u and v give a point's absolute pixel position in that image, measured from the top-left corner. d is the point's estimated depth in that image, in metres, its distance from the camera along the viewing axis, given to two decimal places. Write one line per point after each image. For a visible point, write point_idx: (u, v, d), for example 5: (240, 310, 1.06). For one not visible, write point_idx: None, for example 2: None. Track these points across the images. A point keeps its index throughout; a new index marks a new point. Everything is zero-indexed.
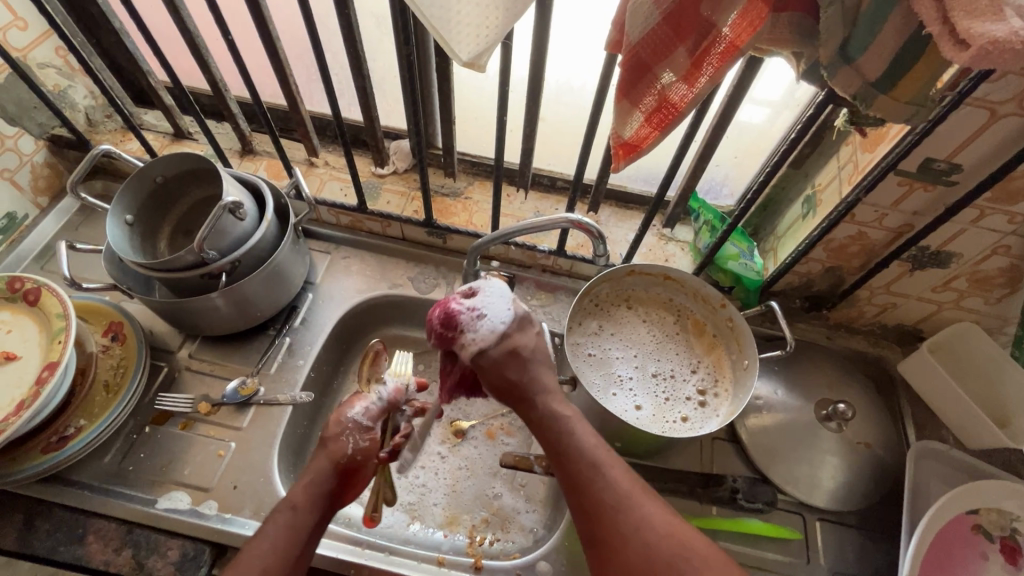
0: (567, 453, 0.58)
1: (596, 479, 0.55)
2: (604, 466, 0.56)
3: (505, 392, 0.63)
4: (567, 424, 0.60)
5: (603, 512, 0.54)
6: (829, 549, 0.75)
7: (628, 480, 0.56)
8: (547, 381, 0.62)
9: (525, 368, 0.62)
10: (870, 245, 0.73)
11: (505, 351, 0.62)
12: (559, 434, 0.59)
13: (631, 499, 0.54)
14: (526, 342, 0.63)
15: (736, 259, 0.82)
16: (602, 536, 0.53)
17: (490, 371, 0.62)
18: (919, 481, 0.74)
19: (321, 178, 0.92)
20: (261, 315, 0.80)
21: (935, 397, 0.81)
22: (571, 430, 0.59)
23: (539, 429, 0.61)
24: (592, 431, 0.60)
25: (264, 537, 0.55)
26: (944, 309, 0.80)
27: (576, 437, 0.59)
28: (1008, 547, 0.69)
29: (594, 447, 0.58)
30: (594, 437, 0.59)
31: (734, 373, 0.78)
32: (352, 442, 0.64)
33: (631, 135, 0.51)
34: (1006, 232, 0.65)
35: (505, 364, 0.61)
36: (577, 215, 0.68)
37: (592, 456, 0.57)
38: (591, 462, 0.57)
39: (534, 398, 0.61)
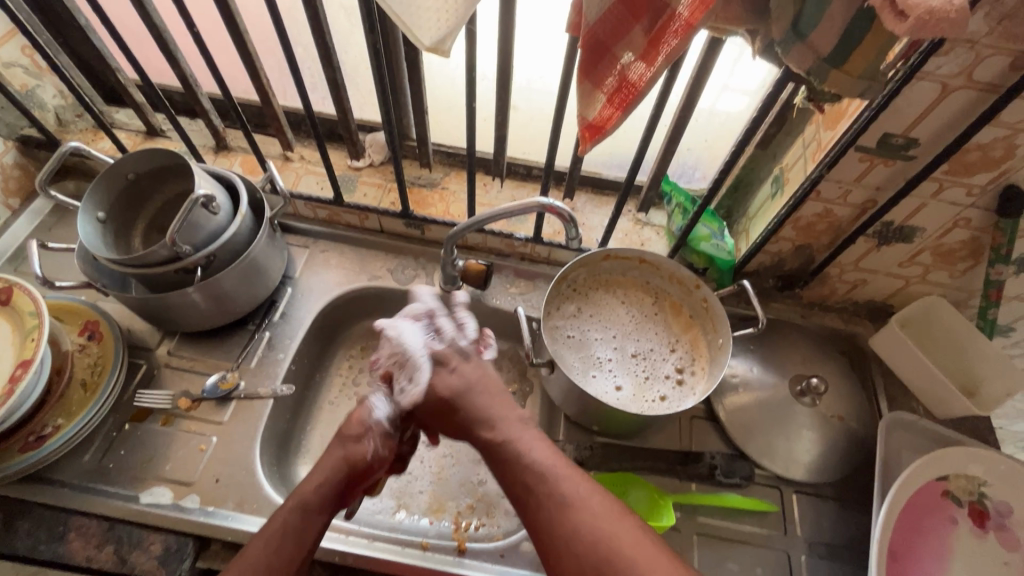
0: (513, 468, 0.58)
1: (538, 489, 0.56)
2: (551, 479, 0.56)
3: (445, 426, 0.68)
4: (514, 444, 0.60)
5: (543, 522, 0.54)
6: (807, 520, 0.77)
7: (573, 486, 0.55)
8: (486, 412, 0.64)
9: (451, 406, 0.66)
10: (837, 222, 0.74)
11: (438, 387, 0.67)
12: (501, 455, 0.60)
13: (571, 509, 0.53)
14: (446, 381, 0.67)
15: (708, 240, 0.84)
16: (545, 546, 0.53)
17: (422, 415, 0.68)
18: (891, 451, 0.76)
19: (297, 172, 0.92)
20: (240, 310, 0.81)
21: (905, 370, 0.83)
22: (516, 450, 0.59)
23: (489, 456, 0.61)
24: (540, 442, 0.61)
25: (260, 538, 0.55)
26: (912, 284, 0.82)
27: (521, 460, 0.58)
28: (977, 511, 0.72)
29: (537, 461, 0.58)
30: (543, 452, 0.59)
31: (709, 352, 0.79)
32: (373, 446, 0.66)
33: (595, 117, 0.52)
34: (965, 205, 0.67)
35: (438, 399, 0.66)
36: (549, 199, 0.69)
37: (535, 471, 0.57)
38: (533, 476, 0.57)
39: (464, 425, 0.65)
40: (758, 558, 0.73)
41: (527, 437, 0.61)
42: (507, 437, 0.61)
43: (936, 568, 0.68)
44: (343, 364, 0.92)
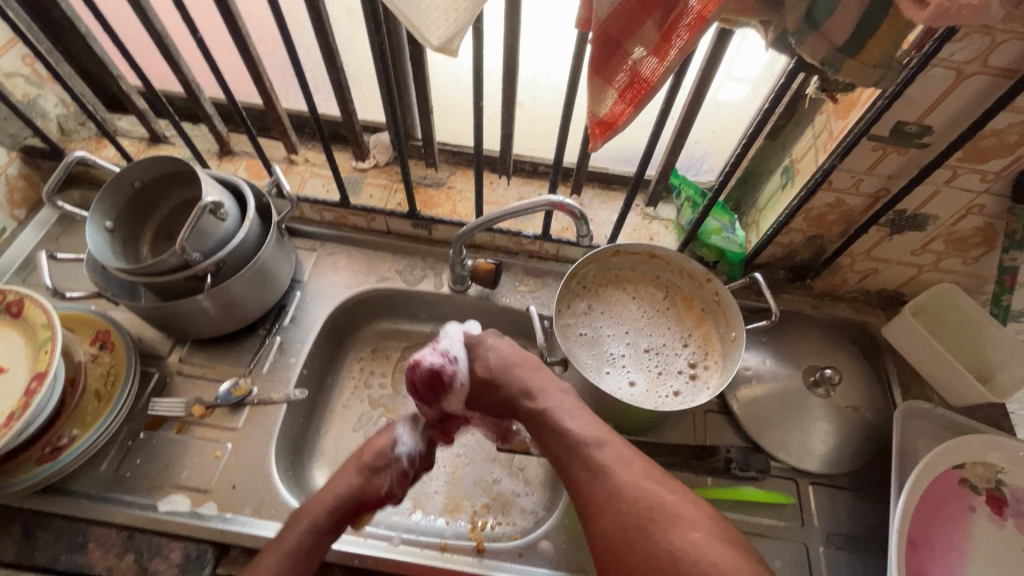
0: (555, 438, 0.66)
1: (578, 457, 0.62)
2: (592, 442, 0.63)
3: (491, 408, 0.76)
4: (554, 415, 0.67)
5: (584, 487, 0.61)
6: (824, 512, 0.76)
7: (609, 455, 0.62)
8: (527, 384, 0.71)
9: (498, 387, 0.73)
10: (848, 211, 0.74)
11: (478, 370, 0.75)
12: (544, 425, 0.67)
13: (608, 472, 0.60)
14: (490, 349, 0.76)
15: (719, 234, 0.82)
16: (587, 509, 0.60)
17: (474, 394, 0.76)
18: (908, 440, 0.75)
19: (302, 175, 0.92)
20: (249, 315, 0.81)
21: (918, 359, 0.83)
22: (555, 420, 0.67)
23: (536, 430, 0.69)
24: (580, 413, 0.67)
25: (272, 554, 0.60)
26: (924, 272, 0.81)
27: (562, 428, 0.66)
28: (994, 498, 0.71)
29: (577, 430, 0.64)
30: (583, 421, 0.66)
31: (722, 346, 0.79)
32: (389, 478, 0.70)
33: (606, 113, 0.52)
34: (979, 191, 0.67)
35: (479, 380, 0.75)
36: (559, 196, 0.69)
37: (574, 440, 0.64)
38: (574, 445, 0.63)
39: (519, 403, 0.71)
40: (775, 551, 0.73)
41: (568, 406, 0.68)
42: (552, 407, 0.68)
43: (955, 557, 0.68)
44: (354, 367, 0.93)
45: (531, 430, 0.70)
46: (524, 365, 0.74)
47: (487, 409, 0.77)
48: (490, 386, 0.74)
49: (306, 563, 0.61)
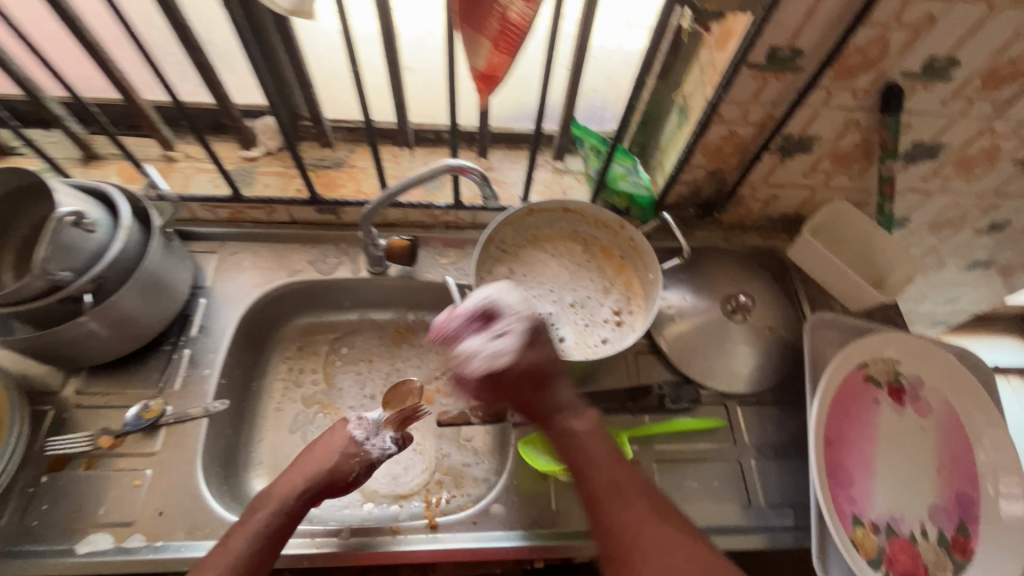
0: (591, 467, 0.62)
1: (612, 494, 0.60)
2: (614, 453, 0.64)
3: (500, 390, 0.66)
4: (592, 445, 0.64)
5: (617, 526, 0.58)
6: (753, 428, 0.82)
7: (641, 500, 0.59)
8: (562, 393, 0.67)
9: (531, 375, 0.66)
10: (742, 142, 0.76)
11: (529, 355, 0.66)
12: (578, 450, 0.64)
13: (645, 520, 0.58)
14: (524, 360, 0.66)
15: (625, 178, 0.83)
16: (619, 554, 0.56)
17: (523, 387, 0.66)
18: (818, 348, 0.81)
19: (185, 172, 0.84)
20: (149, 331, 0.75)
21: (821, 274, 0.88)
22: (588, 446, 0.64)
23: (566, 455, 0.65)
24: (615, 447, 0.65)
25: (241, 534, 0.58)
26: (818, 192, 0.86)
27: (597, 461, 0.63)
28: (894, 388, 0.78)
29: (618, 463, 0.62)
30: (614, 456, 0.63)
31: (643, 289, 0.81)
32: (356, 467, 0.67)
33: (485, 66, 0.50)
34: (853, 107, 0.70)
35: (523, 364, 0.65)
36: (457, 160, 0.67)
37: (610, 473, 0.62)
38: (611, 479, 0.61)
39: (564, 413, 0.66)
40: (714, 472, 0.78)
41: (604, 441, 0.65)
42: (591, 428, 0.66)
43: (868, 446, 0.74)
44: (280, 368, 0.88)
45: (559, 446, 0.66)
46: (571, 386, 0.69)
47: (512, 403, 0.68)
48: (540, 374, 0.66)
49: (262, 552, 0.58)
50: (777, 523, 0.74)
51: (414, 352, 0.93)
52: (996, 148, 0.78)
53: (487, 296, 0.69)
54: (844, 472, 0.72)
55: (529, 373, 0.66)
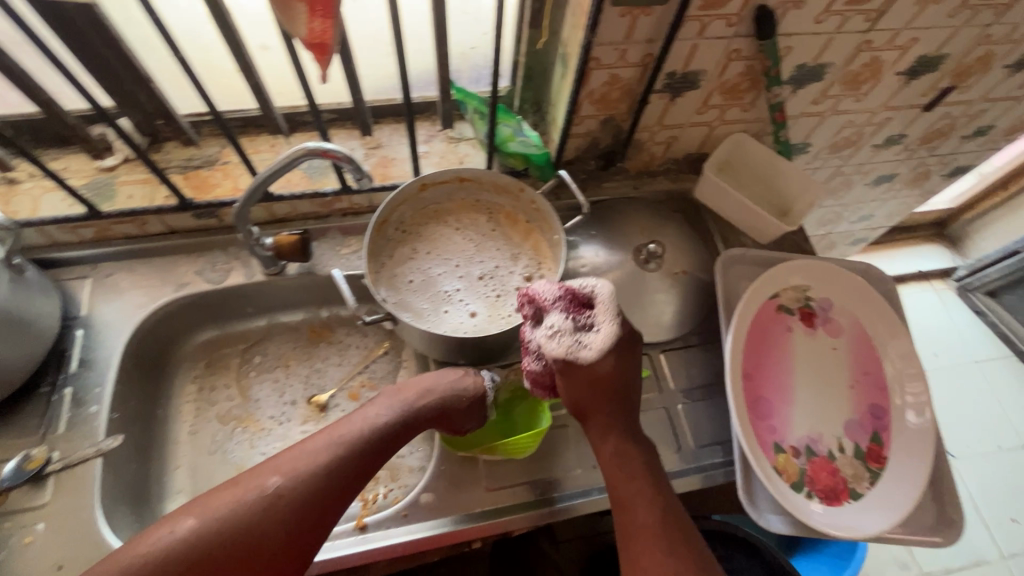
0: (631, 496, 0.62)
1: (652, 531, 0.60)
2: (650, 482, 0.63)
3: (574, 393, 0.63)
4: (648, 471, 0.64)
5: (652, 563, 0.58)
6: (678, 374, 0.82)
7: (678, 543, 0.59)
8: (577, 395, 0.63)
9: (578, 381, 0.62)
10: (628, 85, 0.73)
11: (617, 357, 0.63)
12: (639, 474, 0.63)
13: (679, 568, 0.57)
14: (607, 365, 0.62)
15: (513, 139, 0.79)
16: None
17: (580, 387, 0.63)
18: (731, 285, 0.82)
19: (32, 194, 0.75)
20: (19, 374, 0.67)
21: (729, 211, 0.88)
22: (644, 473, 0.63)
23: (619, 473, 0.63)
24: (662, 478, 0.64)
25: (201, 518, 0.52)
26: (716, 127, 0.85)
27: (641, 494, 0.62)
28: (805, 313, 0.79)
29: (660, 501, 0.62)
30: (655, 488, 0.63)
31: (552, 252, 0.79)
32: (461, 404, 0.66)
33: (309, 35, 0.46)
34: (730, 36, 0.68)
35: (610, 367, 0.62)
36: (320, 143, 0.62)
37: (654, 509, 0.61)
38: (650, 514, 0.61)
39: (620, 432, 0.65)
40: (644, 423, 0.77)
41: (653, 470, 0.64)
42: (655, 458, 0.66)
43: (784, 374, 0.76)
44: (188, 389, 0.82)
45: (611, 467, 0.64)
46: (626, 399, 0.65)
47: (584, 406, 0.64)
48: (590, 379, 0.62)
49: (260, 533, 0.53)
50: (708, 462, 0.75)
51: (333, 350, 0.88)
52: (877, 61, 0.77)
53: (588, 285, 0.63)
54: (763, 403, 0.74)
55: (599, 377, 0.62)
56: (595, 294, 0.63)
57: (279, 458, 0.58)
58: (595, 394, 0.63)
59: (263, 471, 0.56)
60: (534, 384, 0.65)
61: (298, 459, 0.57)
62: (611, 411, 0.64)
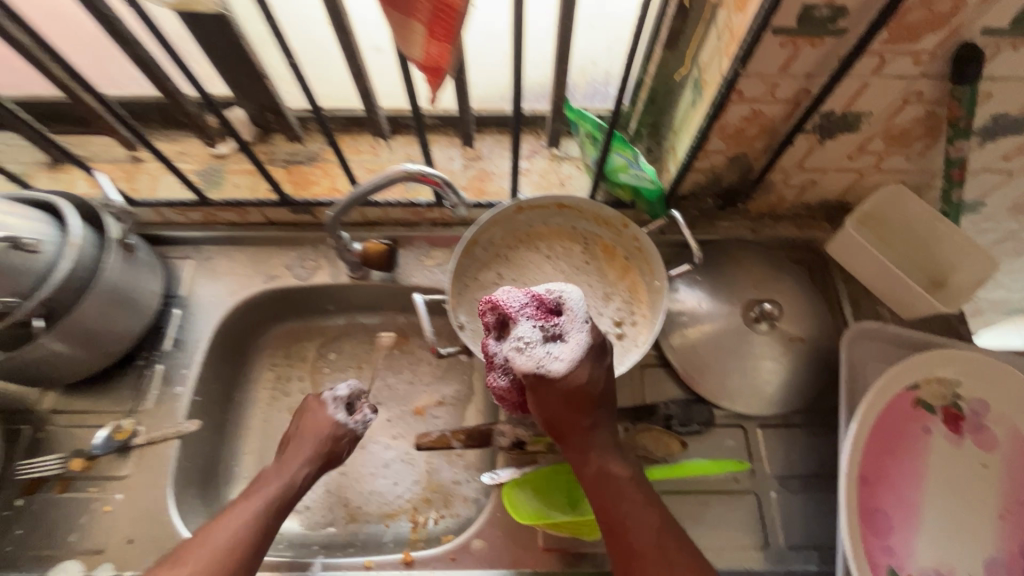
0: (621, 521, 0.54)
1: (647, 555, 0.52)
2: (641, 496, 0.55)
3: (550, 410, 0.55)
4: (631, 487, 0.56)
5: None
6: (775, 455, 0.71)
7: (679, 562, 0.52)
8: (554, 415, 0.55)
9: (551, 399, 0.54)
10: (769, 122, 0.63)
11: (590, 368, 0.54)
12: (623, 491, 0.55)
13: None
14: (583, 376, 0.53)
15: (626, 171, 0.71)
16: None
17: (549, 407, 0.54)
18: (858, 365, 0.68)
19: (152, 174, 0.79)
20: (118, 347, 0.71)
21: (868, 275, 0.75)
22: (629, 491, 0.55)
23: (600, 493, 0.55)
24: (646, 485, 0.57)
25: None
26: (867, 176, 0.72)
27: (630, 513, 0.54)
28: (950, 415, 0.66)
29: (651, 517, 0.54)
30: (642, 503, 0.55)
31: (649, 297, 0.71)
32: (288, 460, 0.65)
33: (423, 57, 0.41)
34: (914, 76, 0.56)
35: (581, 379, 0.53)
36: (419, 166, 0.59)
37: (645, 528, 0.53)
38: (642, 536, 0.53)
39: (595, 444, 0.57)
40: (728, 506, 0.68)
41: (638, 481, 0.57)
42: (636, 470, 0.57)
43: (911, 484, 0.63)
44: (265, 376, 0.83)
45: (595, 487, 0.56)
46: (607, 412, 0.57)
47: (557, 424, 0.56)
48: (564, 395, 0.54)
49: None
50: (799, 568, 0.65)
51: (406, 360, 0.86)
52: None
53: (556, 289, 0.55)
54: (882, 516, 0.62)
55: (575, 391, 0.54)
56: (564, 302, 0.54)
57: (212, 526, 0.54)
58: (575, 411, 0.55)
59: (205, 537, 0.53)
60: (500, 395, 0.59)
61: (222, 533, 0.53)
62: (590, 423, 0.56)
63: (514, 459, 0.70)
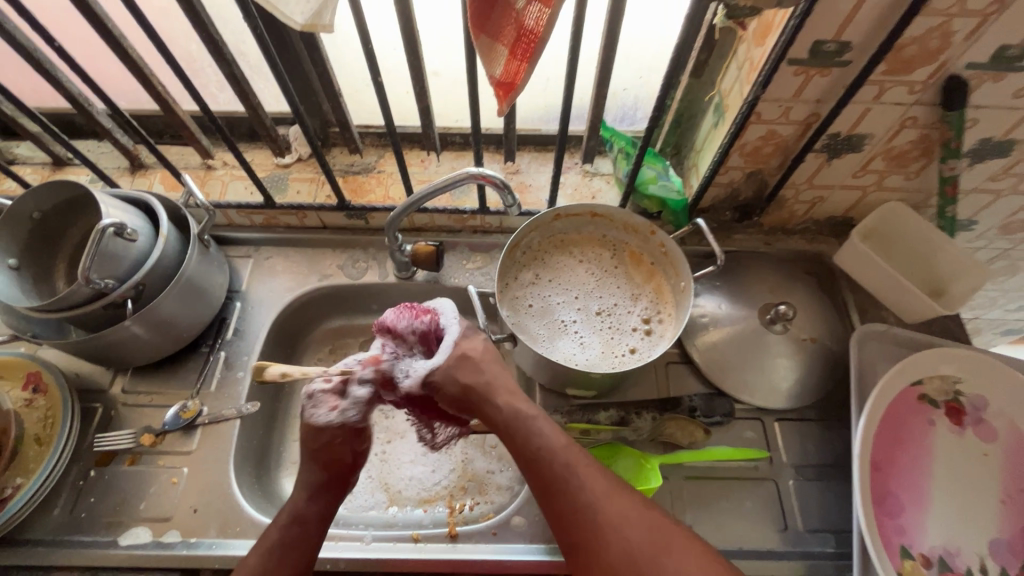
0: (536, 454, 0.59)
1: (568, 480, 0.58)
2: (549, 430, 0.61)
3: (452, 395, 0.63)
4: (535, 424, 0.61)
5: (580, 515, 0.56)
6: (792, 446, 0.77)
7: (595, 481, 0.58)
8: (454, 396, 0.63)
9: (460, 380, 0.63)
10: (783, 142, 0.71)
11: (472, 352, 0.65)
12: (531, 431, 0.60)
13: (600, 503, 0.57)
14: (475, 348, 0.65)
15: (655, 182, 0.80)
16: (585, 543, 0.56)
17: (442, 391, 0.63)
18: (866, 363, 0.75)
19: (222, 180, 0.87)
20: (188, 334, 0.78)
21: (874, 282, 0.82)
22: (539, 428, 0.61)
23: (510, 432, 0.61)
24: (554, 423, 0.62)
25: None
26: (870, 193, 0.80)
27: (547, 446, 0.59)
28: (953, 409, 0.72)
29: (562, 446, 0.60)
30: (554, 436, 0.61)
31: (674, 298, 0.77)
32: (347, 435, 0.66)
33: (502, 74, 0.49)
34: (910, 103, 0.64)
35: (462, 364, 0.63)
36: (479, 167, 0.66)
37: (559, 457, 0.59)
38: (559, 465, 0.59)
39: (494, 400, 0.62)
40: (749, 493, 0.73)
41: (545, 418, 0.62)
42: (537, 411, 0.62)
43: (919, 471, 0.69)
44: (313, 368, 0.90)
45: (503, 430, 0.61)
46: (503, 377, 0.64)
47: (458, 405, 0.64)
48: (461, 387, 0.62)
49: None
50: (817, 550, 0.70)
51: None
52: None
53: (434, 304, 0.69)
54: (893, 499, 0.67)
55: (469, 384, 0.63)
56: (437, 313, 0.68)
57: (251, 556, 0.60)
58: (483, 395, 0.62)
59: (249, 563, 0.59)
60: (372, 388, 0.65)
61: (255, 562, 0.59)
62: (488, 394, 0.62)
63: None
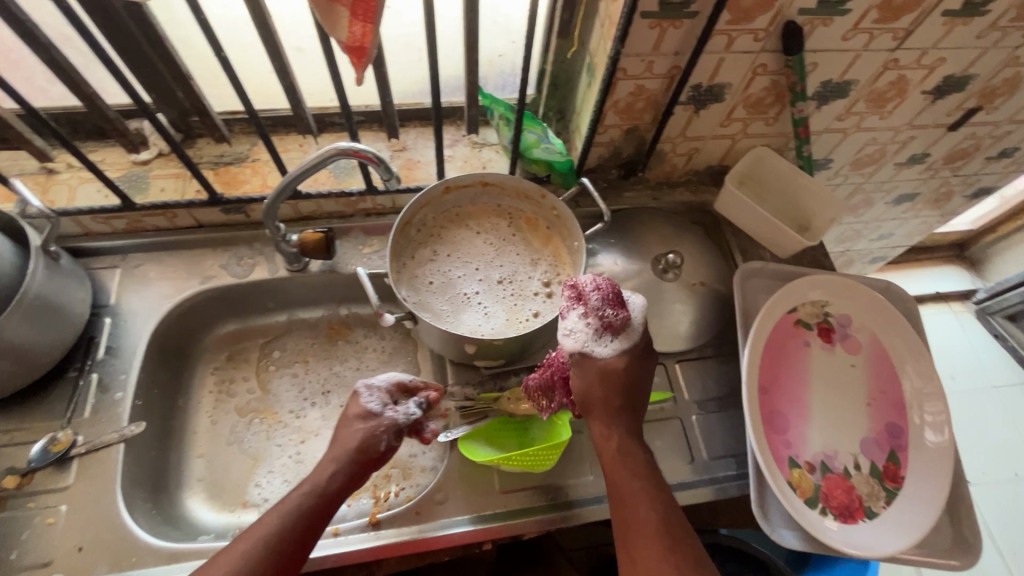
0: (627, 497, 0.60)
1: (653, 530, 0.58)
2: (655, 484, 0.61)
3: (611, 397, 0.62)
4: (643, 467, 0.62)
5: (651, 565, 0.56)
6: (693, 384, 0.82)
7: (679, 549, 0.57)
8: (594, 398, 0.62)
9: (596, 382, 0.61)
10: (652, 96, 0.74)
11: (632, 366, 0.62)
12: (631, 471, 0.61)
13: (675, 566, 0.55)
14: (622, 370, 0.62)
15: (538, 146, 0.81)
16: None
17: (612, 388, 0.62)
18: (749, 298, 0.80)
19: (69, 185, 0.78)
20: (48, 360, 0.69)
21: (750, 224, 0.88)
22: (639, 474, 0.61)
23: (611, 465, 0.62)
24: (662, 480, 0.62)
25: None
26: (738, 141, 0.86)
27: (638, 492, 0.60)
28: (824, 329, 0.79)
29: (661, 498, 0.60)
30: (651, 487, 0.61)
31: (571, 258, 0.79)
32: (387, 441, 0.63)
33: (348, 38, 0.47)
34: (757, 51, 0.69)
35: (611, 374, 0.61)
36: (351, 143, 0.63)
37: (653, 508, 0.59)
38: (648, 514, 0.59)
39: (620, 432, 0.63)
40: (659, 433, 0.77)
41: (649, 471, 0.62)
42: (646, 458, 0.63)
43: (800, 388, 0.75)
44: (208, 378, 0.83)
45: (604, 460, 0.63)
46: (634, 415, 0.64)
47: (586, 413, 0.63)
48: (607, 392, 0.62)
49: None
50: (721, 474, 0.75)
51: (351, 350, 0.87)
52: (903, 80, 0.77)
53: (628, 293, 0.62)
54: (780, 417, 0.73)
55: (627, 388, 0.63)
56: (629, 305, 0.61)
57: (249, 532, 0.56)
58: (614, 406, 0.62)
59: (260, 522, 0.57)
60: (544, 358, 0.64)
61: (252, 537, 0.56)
62: (612, 418, 0.63)
63: (465, 417, 0.76)
